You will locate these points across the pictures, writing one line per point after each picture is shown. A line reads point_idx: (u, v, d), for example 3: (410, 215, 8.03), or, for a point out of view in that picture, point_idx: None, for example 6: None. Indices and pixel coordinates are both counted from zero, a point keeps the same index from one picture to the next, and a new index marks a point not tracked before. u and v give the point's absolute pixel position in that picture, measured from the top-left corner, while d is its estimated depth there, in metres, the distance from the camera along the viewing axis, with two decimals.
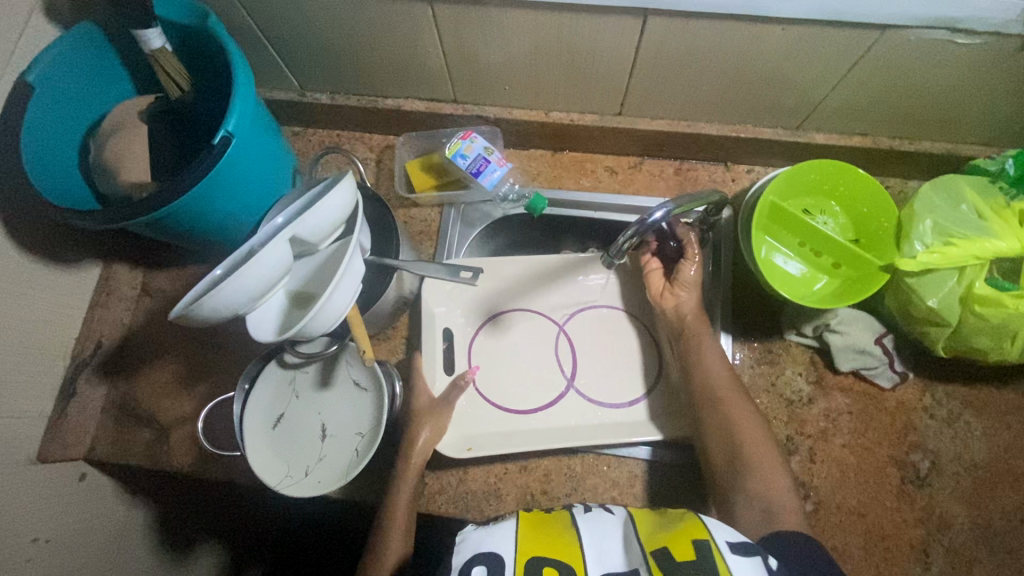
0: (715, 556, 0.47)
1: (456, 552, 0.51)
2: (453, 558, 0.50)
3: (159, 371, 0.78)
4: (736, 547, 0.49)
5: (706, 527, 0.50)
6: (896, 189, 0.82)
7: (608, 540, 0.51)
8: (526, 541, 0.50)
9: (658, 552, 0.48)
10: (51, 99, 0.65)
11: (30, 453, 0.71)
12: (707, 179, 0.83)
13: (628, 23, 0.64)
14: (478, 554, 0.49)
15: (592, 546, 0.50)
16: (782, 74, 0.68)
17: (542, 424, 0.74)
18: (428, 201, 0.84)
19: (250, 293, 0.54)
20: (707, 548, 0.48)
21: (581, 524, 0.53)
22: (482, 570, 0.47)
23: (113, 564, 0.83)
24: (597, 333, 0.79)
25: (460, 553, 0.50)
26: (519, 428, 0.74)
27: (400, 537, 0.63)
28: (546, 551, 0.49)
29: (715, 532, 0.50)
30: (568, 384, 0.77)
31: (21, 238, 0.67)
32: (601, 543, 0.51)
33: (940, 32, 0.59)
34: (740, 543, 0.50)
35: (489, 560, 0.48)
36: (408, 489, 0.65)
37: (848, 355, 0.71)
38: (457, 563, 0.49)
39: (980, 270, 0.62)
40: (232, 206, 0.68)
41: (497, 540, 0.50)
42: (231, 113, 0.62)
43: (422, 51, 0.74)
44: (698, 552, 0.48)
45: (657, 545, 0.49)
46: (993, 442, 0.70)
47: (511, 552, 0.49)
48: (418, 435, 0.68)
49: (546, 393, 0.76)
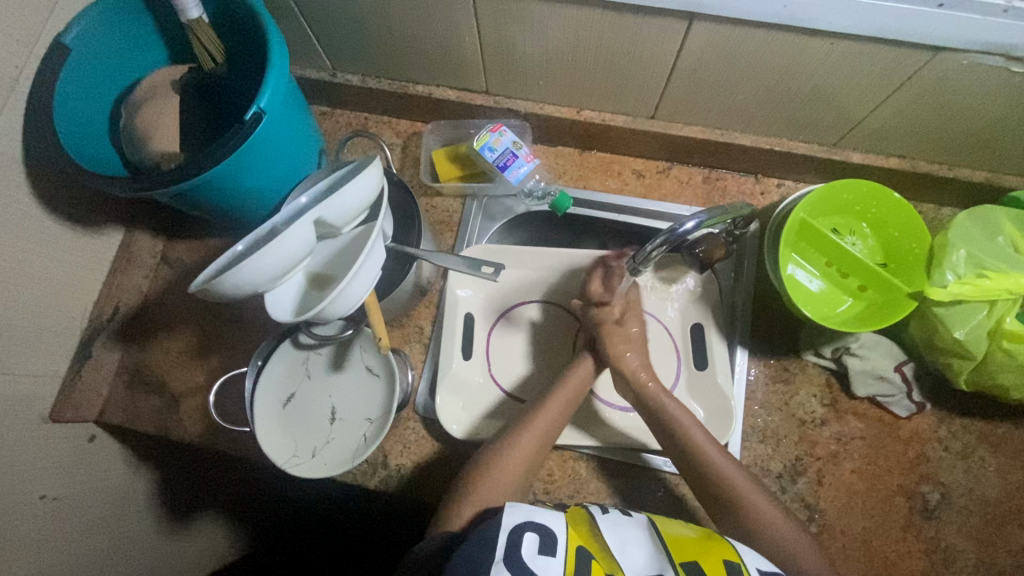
0: None
1: (505, 512, 0.52)
2: (504, 518, 0.52)
3: (175, 340, 0.78)
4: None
5: (738, 551, 0.52)
6: (928, 215, 0.79)
7: (632, 542, 0.53)
8: (575, 531, 0.53)
9: (689, 565, 0.50)
10: (86, 62, 0.65)
11: (43, 411, 0.72)
12: (736, 190, 0.82)
13: (672, 26, 0.62)
14: (530, 523, 0.51)
15: (619, 550, 0.52)
16: (825, 89, 0.67)
17: None
18: (451, 191, 0.83)
19: (273, 272, 0.54)
20: (737, 569, 0.51)
21: (610, 523, 0.55)
22: (533, 539, 0.50)
23: (114, 526, 0.84)
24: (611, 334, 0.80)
25: (510, 514, 0.52)
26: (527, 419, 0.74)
27: None
28: (589, 547, 0.51)
29: (746, 557, 0.52)
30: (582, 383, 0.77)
31: (48, 199, 0.68)
32: (627, 546, 0.52)
33: (995, 59, 0.57)
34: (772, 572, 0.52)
35: (541, 531, 0.51)
36: (481, 476, 0.63)
37: (867, 381, 0.70)
38: (508, 523, 0.51)
39: (1012, 306, 0.60)
40: (257, 182, 0.68)
41: (547, 517, 0.52)
42: (264, 89, 0.61)
43: (458, 40, 0.73)
44: (729, 571, 0.50)
45: (689, 557, 0.51)
46: (1006, 480, 0.69)
47: (561, 533, 0.51)
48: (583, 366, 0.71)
49: None
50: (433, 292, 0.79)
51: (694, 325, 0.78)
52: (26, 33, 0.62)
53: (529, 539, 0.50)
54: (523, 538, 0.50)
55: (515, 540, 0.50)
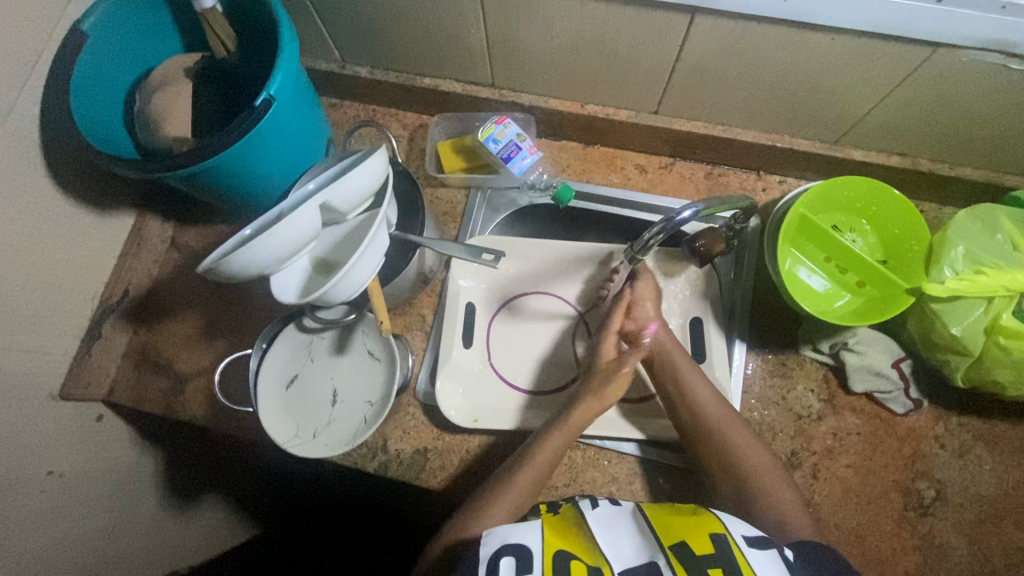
0: (734, 550, 0.50)
1: (483, 542, 0.53)
2: (482, 549, 0.52)
3: (183, 323, 0.80)
4: (753, 541, 0.52)
5: (723, 521, 0.54)
6: (929, 214, 0.80)
7: (619, 534, 0.53)
8: (554, 536, 0.52)
9: (678, 547, 0.50)
10: (101, 47, 0.66)
11: (52, 389, 0.74)
12: (738, 186, 0.82)
13: (674, 20, 0.63)
14: (505, 546, 0.51)
15: (608, 544, 0.52)
16: (826, 85, 0.67)
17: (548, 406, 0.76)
18: (456, 182, 0.85)
19: (278, 254, 0.56)
20: (725, 541, 0.51)
21: (593, 516, 0.55)
22: (510, 562, 0.50)
23: (118, 506, 0.86)
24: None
25: (487, 544, 0.53)
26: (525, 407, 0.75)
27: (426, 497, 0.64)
28: (571, 548, 0.51)
29: (731, 527, 0.53)
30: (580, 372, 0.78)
31: (62, 181, 0.70)
32: (615, 539, 0.52)
33: (994, 56, 0.58)
34: (756, 537, 0.53)
35: (517, 550, 0.51)
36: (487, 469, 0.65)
37: (864, 376, 0.71)
38: (486, 554, 0.52)
39: (1009, 302, 0.61)
40: (265, 167, 0.69)
41: (525, 533, 0.52)
42: (274, 76, 0.63)
43: (465, 33, 0.74)
44: (717, 546, 0.50)
45: (677, 539, 0.51)
46: (1002, 479, 0.69)
47: (538, 545, 0.51)
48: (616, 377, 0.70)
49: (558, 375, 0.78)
50: (436, 281, 0.80)
51: (693, 319, 0.78)
52: (44, 18, 0.64)
53: (505, 565, 0.50)
54: (500, 564, 0.50)
55: (494, 566, 0.51)
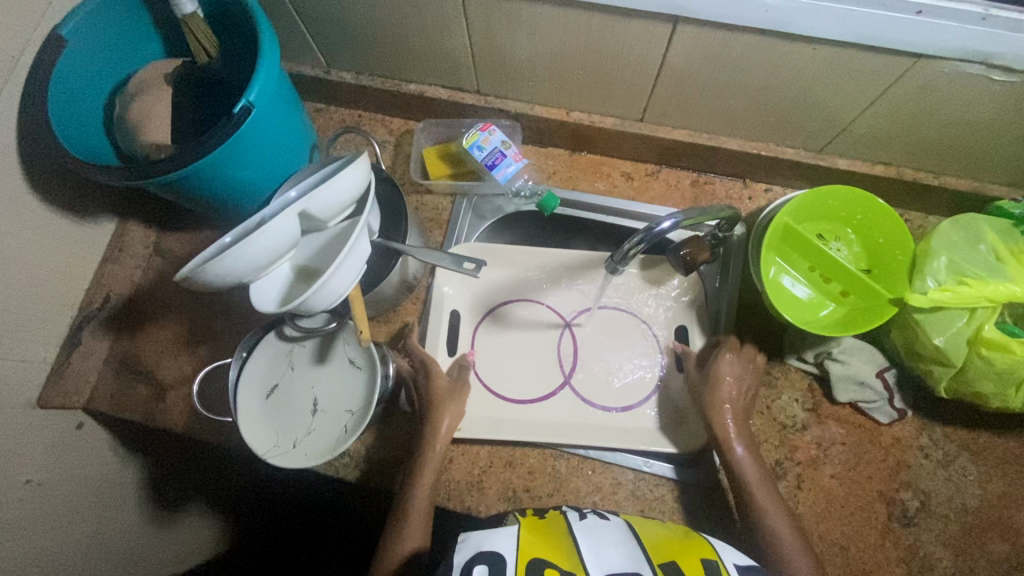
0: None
1: (458, 550, 0.50)
2: (457, 556, 0.49)
3: (165, 329, 0.79)
4: (743, 571, 0.52)
5: (716, 549, 0.53)
6: (915, 223, 0.80)
7: (604, 543, 0.51)
8: (530, 545, 0.50)
9: (667, 565, 0.49)
10: (81, 53, 0.66)
11: (31, 397, 0.73)
12: (724, 194, 0.82)
13: (658, 29, 0.63)
14: (479, 553, 0.48)
15: (592, 551, 0.50)
16: (810, 94, 0.67)
17: (531, 415, 0.75)
18: (441, 188, 0.84)
19: (254, 262, 0.55)
20: (715, 567, 0.50)
21: (579, 528, 0.54)
22: (483, 570, 0.47)
23: (99, 514, 0.85)
24: (601, 335, 0.79)
25: (461, 552, 0.50)
26: (508, 417, 0.74)
27: (397, 520, 0.63)
28: (547, 555, 0.49)
29: (724, 555, 0.52)
30: (565, 380, 0.77)
31: (41, 187, 0.69)
32: (599, 548, 0.51)
33: (976, 67, 0.58)
34: (747, 567, 0.52)
35: (490, 559, 0.48)
36: (412, 492, 0.64)
37: (848, 387, 0.70)
38: (460, 561, 0.49)
39: (992, 314, 0.60)
40: (246, 174, 0.68)
41: (499, 541, 0.50)
42: (253, 83, 0.62)
43: (448, 40, 0.74)
44: (707, 569, 0.50)
45: (667, 558, 0.50)
46: (987, 489, 0.68)
47: (513, 553, 0.49)
48: (441, 421, 0.68)
49: (544, 383, 0.77)
50: (420, 288, 0.79)
51: (678, 327, 0.79)
52: (20, 24, 0.64)
53: (477, 573, 0.46)
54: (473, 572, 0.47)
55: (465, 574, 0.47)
